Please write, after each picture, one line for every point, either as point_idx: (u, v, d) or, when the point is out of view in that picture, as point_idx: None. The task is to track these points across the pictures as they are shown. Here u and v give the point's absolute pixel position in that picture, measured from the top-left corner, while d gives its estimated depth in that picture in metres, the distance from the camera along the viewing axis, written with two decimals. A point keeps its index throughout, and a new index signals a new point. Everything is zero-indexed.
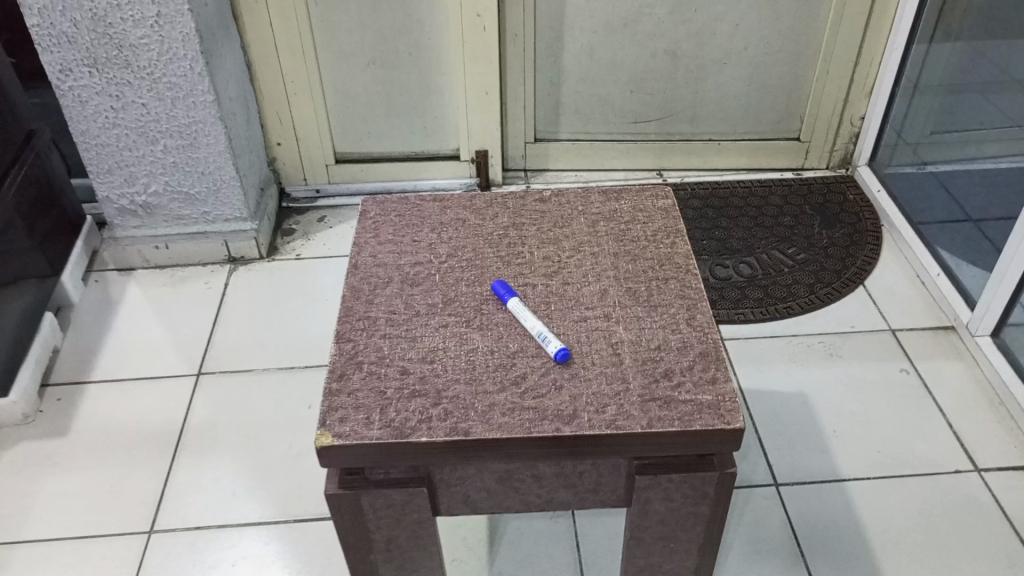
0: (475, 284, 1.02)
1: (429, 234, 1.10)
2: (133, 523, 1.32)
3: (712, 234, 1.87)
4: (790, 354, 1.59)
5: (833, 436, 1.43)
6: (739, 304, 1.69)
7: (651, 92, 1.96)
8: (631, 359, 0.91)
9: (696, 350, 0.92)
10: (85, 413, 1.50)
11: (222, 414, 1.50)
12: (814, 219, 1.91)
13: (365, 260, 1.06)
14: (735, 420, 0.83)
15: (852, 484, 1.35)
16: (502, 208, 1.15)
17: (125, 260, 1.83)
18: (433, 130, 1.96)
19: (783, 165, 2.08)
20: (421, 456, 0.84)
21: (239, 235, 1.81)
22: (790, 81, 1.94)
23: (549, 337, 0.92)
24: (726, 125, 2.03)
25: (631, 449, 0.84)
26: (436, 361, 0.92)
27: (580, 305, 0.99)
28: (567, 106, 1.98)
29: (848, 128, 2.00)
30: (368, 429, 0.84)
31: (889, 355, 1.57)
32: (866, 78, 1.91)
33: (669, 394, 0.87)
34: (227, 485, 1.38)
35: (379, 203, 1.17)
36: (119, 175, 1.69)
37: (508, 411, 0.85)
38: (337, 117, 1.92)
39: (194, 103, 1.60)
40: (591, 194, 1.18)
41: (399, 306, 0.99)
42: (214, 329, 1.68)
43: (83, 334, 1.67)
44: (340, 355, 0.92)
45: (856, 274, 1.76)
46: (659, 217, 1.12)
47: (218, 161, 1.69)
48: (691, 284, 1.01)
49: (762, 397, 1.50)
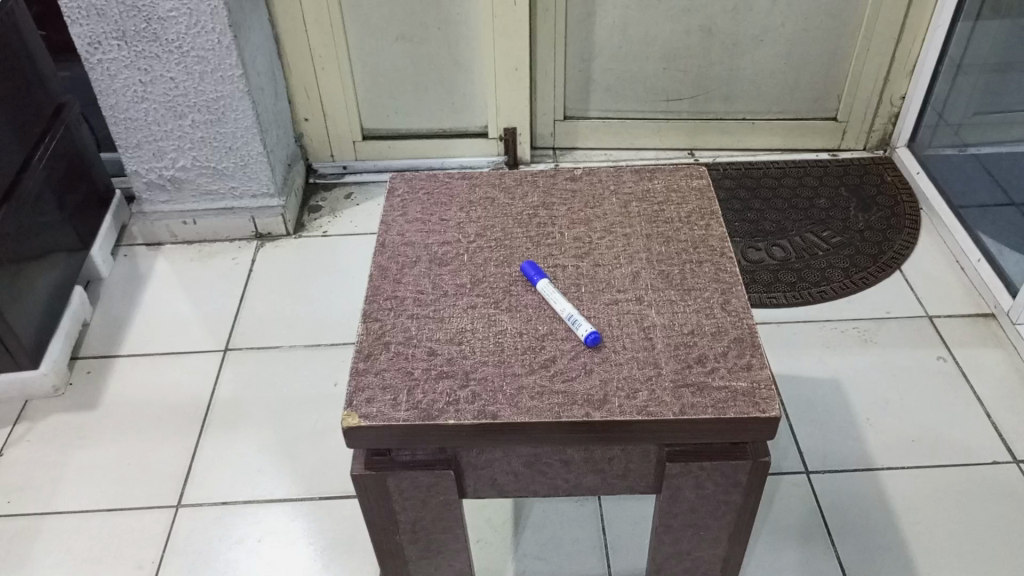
0: (504, 264, 1.00)
1: (458, 213, 1.09)
2: (162, 496, 1.33)
3: (745, 216, 1.83)
4: (824, 339, 1.55)
5: (866, 422, 1.40)
6: (771, 288, 1.66)
7: (684, 70, 1.91)
8: (663, 344, 0.89)
9: (731, 335, 0.89)
10: (114, 386, 1.52)
11: (248, 390, 1.50)
12: (851, 202, 1.86)
13: (393, 239, 1.05)
14: (772, 409, 0.81)
15: (884, 473, 1.32)
16: (532, 187, 1.13)
17: (153, 235, 1.83)
18: (462, 107, 1.94)
19: (819, 146, 2.03)
20: (449, 438, 0.83)
21: (267, 211, 1.81)
22: (829, 58, 1.88)
23: (580, 320, 0.90)
24: (761, 104, 1.98)
25: (662, 435, 0.83)
26: (464, 342, 0.90)
27: (612, 287, 0.96)
28: (598, 84, 1.94)
29: (888, 108, 1.95)
30: (395, 410, 0.83)
31: (926, 343, 1.53)
32: (908, 56, 1.85)
33: (703, 380, 0.84)
34: (253, 461, 1.38)
35: (407, 179, 1.15)
36: (147, 149, 1.68)
37: (537, 395, 0.84)
38: (364, 92, 1.90)
39: (222, 77, 1.59)
40: (624, 173, 1.15)
41: (426, 286, 0.98)
42: (241, 305, 1.68)
43: (113, 308, 1.68)
44: (367, 334, 0.91)
45: (892, 258, 1.72)
46: (693, 198, 1.10)
47: (246, 136, 1.68)
48: (726, 268, 0.98)
49: (793, 382, 1.47)
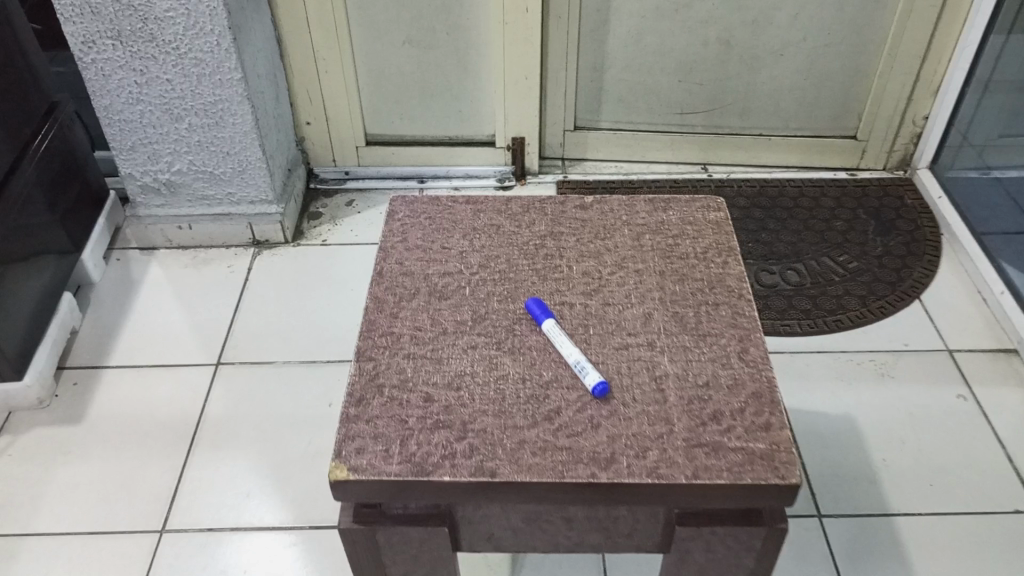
0: (508, 300, 0.94)
1: (460, 241, 1.03)
2: (145, 519, 1.28)
3: (759, 237, 1.77)
4: (839, 372, 1.49)
5: (881, 464, 1.34)
6: (786, 315, 1.59)
7: (700, 83, 1.85)
8: (676, 398, 0.83)
9: (748, 389, 0.84)
10: (100, 399, 1.46)
11: (239, 408, 1.44)
12: (869, 225, 1.80)
13: (392, 268, 0.99)
14: (792, 475, 0.76)
15: (900, 519, 1.26)
16: (540, 214, 1.07)
17: (147, 239, 1.77)
18: (469, 114, 1.88)
19: (837, 164, 1.96)
20: (444, 494, 0.78)
21: (264, 218, 1.75)
22: (851, 76, 1.82)
23: (587, 368, 0.84)
24: (778, 120, 1.91)
25: (673, 499, 0.77)
26: (463, 388, 0.84)
27: (622, 329, 0.91)
28: (611, 94, 1.88)
29: (910, 128, 1.88)
30: (386, 464, 0.77)
31: (945, 378, 1.47)
32: (933, 76, 1.78)
33: (718, 439, 0.79)
34: (241, 484, 1.33)
35: (408, 202, 1.09)
36: (142, 152, 1.62)
37: (539, 451, 0.78)
38: (369, 97, 1.84)
39: (221, 81, 1.53)
40: (637, 202, 1.09)
41: (425, 322, 0.92)
42: (235, 316, 1.62)
43: (103, 316, 1.63)
44: (360, 375, 0.86)
45: (912, 286, 1.65)
46: (710, 232, 1.04)
47: (244, 141, 1.62)
48: (744, 312, 0.92)
49: (807, 417, 1.41)
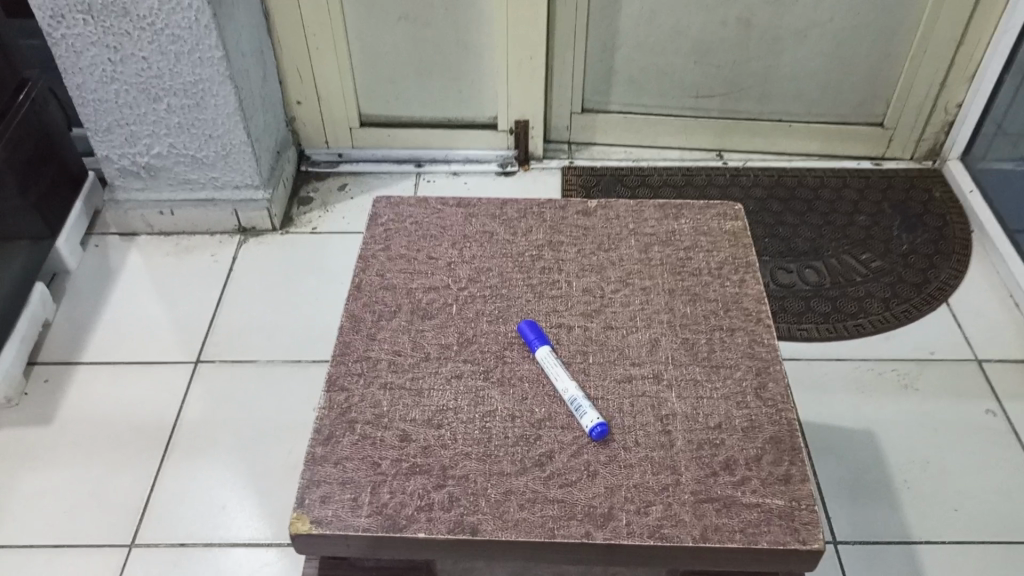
0: (498, 321, 0.85)
1: (448, 250, 0.93)
2: (113, 533, 1.20)
3: (777, 232, 1.66)
4: (860, 383, 1.39)
5: (903, 486, 1.24)
6: (802, 318, 1.49)
7: (717, 65, 1.73)
8: (684, 442, 0.73)
9: (767, 433, 0.74)
10: (72, 399, 1.38)
11: (218, 412, 1.36)
12: (894, 220, 1.69)
13: (371, 280, 0.89)
14: (814, 540, 0.66)
15: (923, 548, 1.17)
16: (537, 221, 0.97)
17: (127, 225, 1.68)
18: (470, 95, 1.76)
19: (861, 153, 1.84)
20: (419, 551, 0.69)
21: (250, 204, 1.65)
22: (881, 60, 1.69)
23: (584, 407, 0.75)
24: (799, 105, 1.79)
25: (678, 562, 0.68)
26: (444, 426, 0.75)
27: (625, 358, 0.81)
28: (621, 76, 1.76)
29: (941, 116, 1.76)
30: (354, 516, 0.68)
31: (973, 392, 1.37)
32: (969, 62, 1.66)
33: (730, 494, 0.70)
34: (217, 495, 1.25)
35: (392, 205, 0.99)
36: (118, 134, 1.52)
37: (527, 505, 0.69)
38: (364, 76, 1.73)
39: (200, 59, 1.42)
40: (646, 208, 0.99)
41: (405, 345, 0.82)
42: (217, 311, 1.53)
43: (79, 308, 1.54)
44: (330, 408, 0.76)
45: (938, 289, 1.55)
46: (725, 244, 0.93)
47: (227, 124, 1.52)
48: (762, 340, 0.82)
49: (824, 432, 1.32)
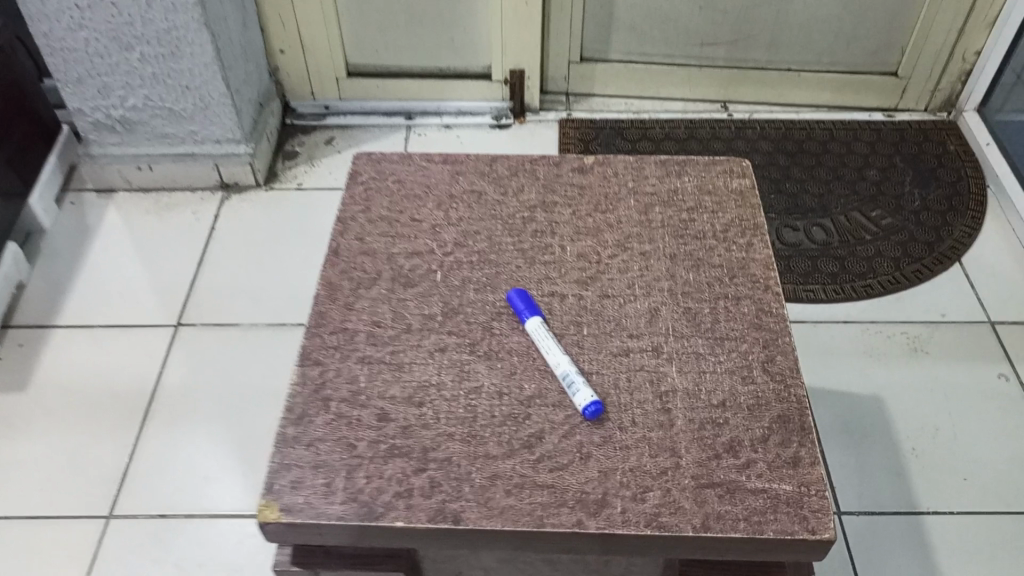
0: (486, 289, 0.79)
1: (433, 211, 0.86)
2: (90, 504, 1.16)
3: (784, 187, 1.59)
4: (869, 346, 1.34)
5: (911, 455, 1.20)
6: (809, 279, 1.43)
7: (724, 10, 1.63)
8: (684, 421, 0.68)
9: (774, 412, 0.69)
10: (46, 364, 1.33)
11: (200, 377, 1.31)
12: (906, 175, 1.61)
13: (349, 245, 0.83)
14: (825, 529, 0.61)
15: (931, 518, 1.13)
16: (529, 179, 0.90)
17: (104, 181, 1.60)
18: (462, 44, 1.67)
19: (872, 103, 1.76)
20: (398, 539, 0.64)
21: (232, 159, 1.58)
22: (897, 5, 1.59)
23: (577, 383, 0.69)
24: (809, 54, 1.70)
25: (676, 551, 0.63)
26: (426, 404, 0.69)
27: (622, 330, 0.75)
28: (622, 22, 1.67)
29: (958, 65, 1.67)
30: (327, 503, 0.63)
31: (986, 355, 1.32)
32: (991, 7, 1.56)
33: (734, 478, 0.64)
34: (199, 464, 1.20)
35: (373, 161, 0.92)
36: (90, 85, 1.44)
37: (515, 491, 0.64)
38: (350, 23, 1.64)
39: (173, 5, 1.33)
40: (646, 164, 0.92)
41: (385, 316, 0.76)
42: (199, 271, 1.47)
43: (54, 268, 1.48)
44: (303, 385, 0.71)
45: (951, 248, 1.48)
46: (732, 204, 0.87)
47: (204, 74, 1.44)
48: (770, 309, 0.76)
49: (829, 397, 1.27)
